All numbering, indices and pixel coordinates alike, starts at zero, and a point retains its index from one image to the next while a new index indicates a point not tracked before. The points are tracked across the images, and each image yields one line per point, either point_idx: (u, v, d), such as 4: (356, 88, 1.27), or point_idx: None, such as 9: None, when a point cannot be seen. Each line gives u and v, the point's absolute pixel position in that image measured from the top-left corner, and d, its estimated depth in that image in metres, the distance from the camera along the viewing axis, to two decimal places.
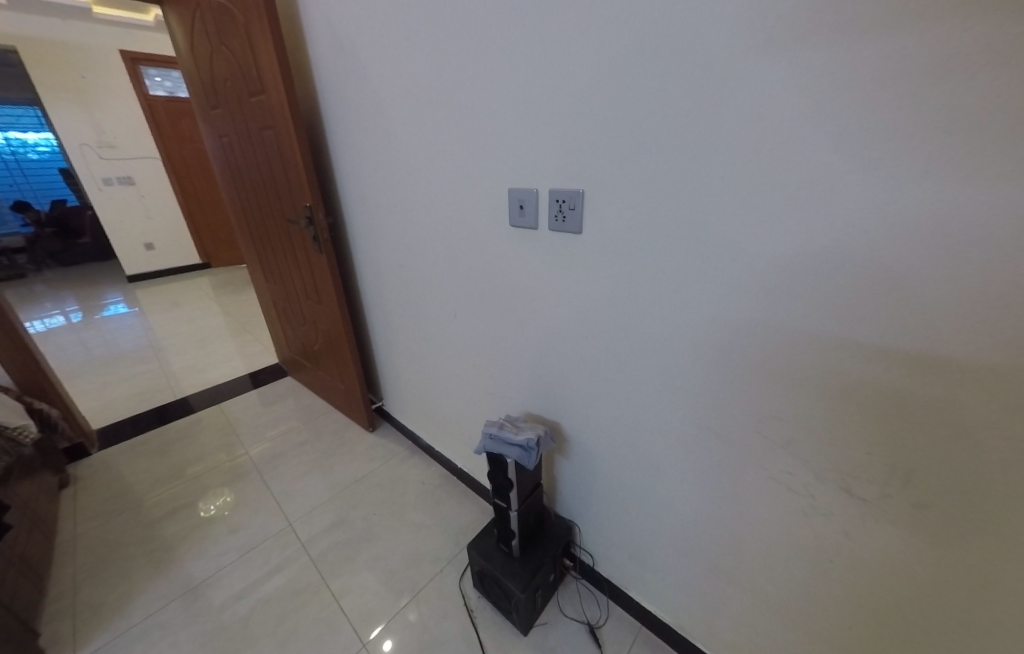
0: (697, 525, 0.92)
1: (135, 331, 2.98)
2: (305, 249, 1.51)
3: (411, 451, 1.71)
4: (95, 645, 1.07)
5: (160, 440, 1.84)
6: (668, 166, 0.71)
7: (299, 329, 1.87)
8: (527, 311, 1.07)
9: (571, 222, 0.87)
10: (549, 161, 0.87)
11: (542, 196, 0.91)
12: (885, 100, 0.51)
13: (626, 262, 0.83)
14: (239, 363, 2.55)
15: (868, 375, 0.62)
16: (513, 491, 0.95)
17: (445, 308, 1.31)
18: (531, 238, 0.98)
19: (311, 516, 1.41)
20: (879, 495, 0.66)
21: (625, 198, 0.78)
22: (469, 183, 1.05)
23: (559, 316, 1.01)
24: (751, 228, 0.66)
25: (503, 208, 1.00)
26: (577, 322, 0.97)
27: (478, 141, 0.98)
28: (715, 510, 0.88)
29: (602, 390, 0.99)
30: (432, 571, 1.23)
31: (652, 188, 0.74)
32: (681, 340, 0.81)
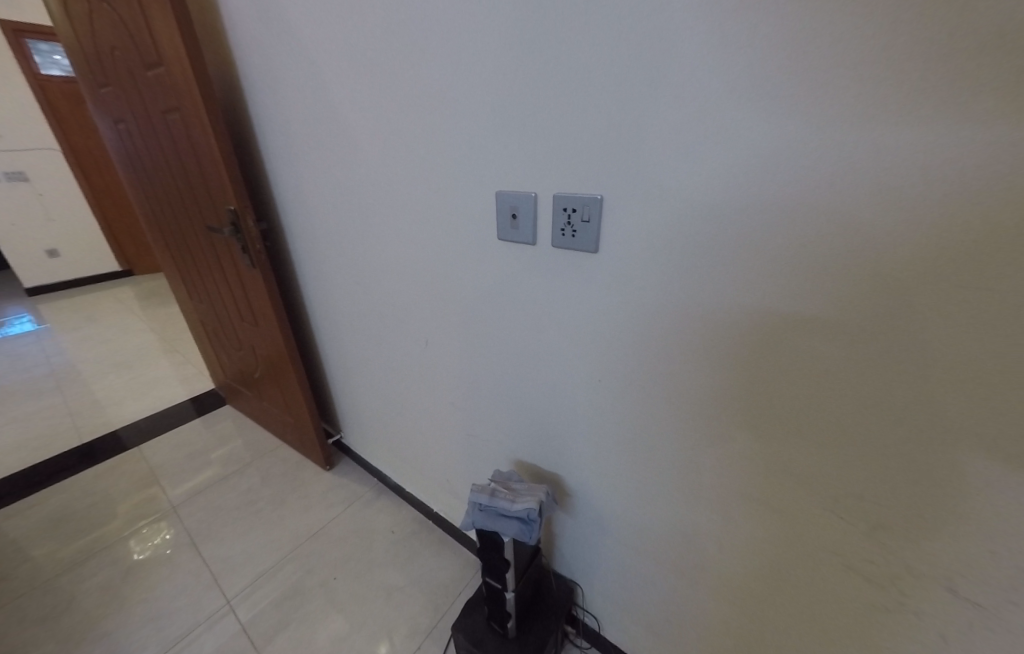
0: (711, 597, 0.79)
1: (37, 355, 2.54)
2: (232, 261, 1.24)
3: (378, 491, 1.50)
4: None
5: (60, 503, 1.53)
6: (695, 173, 0.55)
7: (235, 353, 1.59)
8: (514, 343, 0.89)
9: (584, 241, 0.68)
10: (550, 164, 0.67)
11: (544, 204, 0.71)
12: (1001, 106, 0.39)
13: (635, 293, 0.67)
14: (169, 387, 2.21)
15: (999, 475, 0.47)
16: (510, 571, 0.77)
17: (414, 336, 1.10)
18: (528, 256, 0.77)
19: (256, 588, 1.18)
20: (1001, 602, 0.51)
21: (645, 212, 0.61)
22: (434, 188, 0.84)
23: (551, 352, 0.83)
24: (800, 258, 0.52)
25: (488, 217, 0.79)
26: (573, 360, 0.81)
27: (443, 136, 0.78)
28: (737, 584, 0.75)
29: (607, 439, 0.82)
30: (409, 647, 1.03)
31: (676, 201, 0.58)
32: (706, 387, 0.66)
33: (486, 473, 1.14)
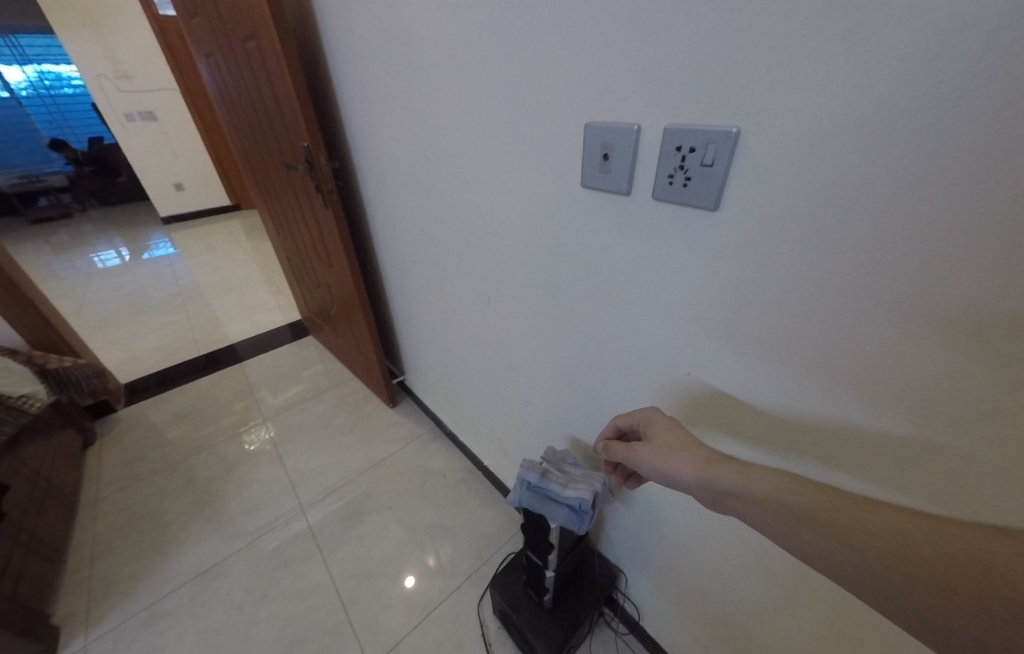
0: (779, 625, 0.68)
1: (169, 275, 2.98)
2: (308, 199, 1.27)
3: (434, 435, 1.62)
4: (106, 626, 1.10)
5: (182, 402, 1.83)
6: (856, 98, 0.39)
7: (315, 290, 1.68)
8: (579, 312, 0.79)
9: (697, 194, 0.52)
10: (655, 85, 0.51)
11: (649, 143, 0.55)
12: None
13: (734, 264, 0.53)
14: (267, 313, 2.47)
15: None
16: (552, 554, 0.75)
17: (477, 292, 1.04)
18: (618, 211, 0.62)
19: (324, 501, 1.38)
20: None
21: (777, 153, 0.45)
22: (498, 125, 0.74)
23: (615, 325, 0.73)
24: (1007, 227, 0.35)
25: (569, 159, 0.65)
26: (647, 337, 0.69)
27: (512, 62, 0.66)
28: (818, 619, 0.62)
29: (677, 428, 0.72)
30: (450, 587, 1.15)
31: (822, 139, 0.42)
32: (816, 391, 0.52)
33: (536, 436, 1.11)
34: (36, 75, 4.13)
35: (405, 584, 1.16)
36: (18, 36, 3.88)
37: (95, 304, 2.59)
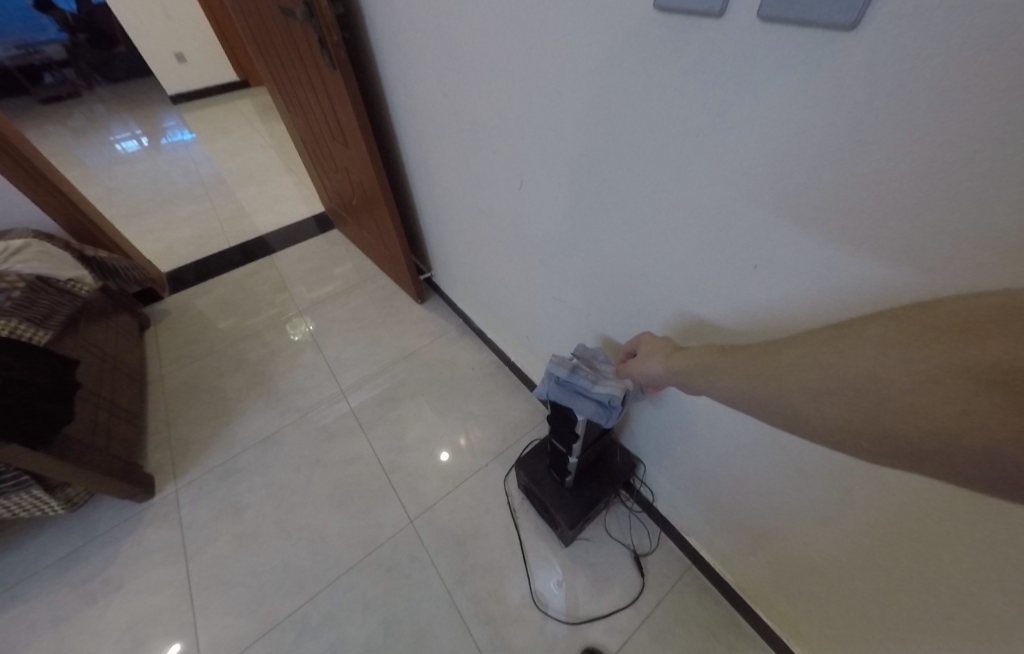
0: (837, 530, 0.69)
1: (188, 162, 2.89)
2: (316, 62, 1.11)
3: (462, 331, 1.64)
4: (190, 475, 1.29)
5: (222, 291, 1.90)
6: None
7: (335, 176, 1.58)
8: (630, 194, 0.69)
9: (825, 8, 0.39)
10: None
11: None
12: None
13: (862, 113, 0.41)
14: (291, 204, 2.41)
15: None
16: (577, 443, 0.78)
17: (508, 176, 0.94)
18: (698, 53, 0.50)
19: (363, 386, 1.48)
20: None
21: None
22: None
23: (673, 211, 0.64)
24: None
25: None
26: (713, 221, 0.60)
27: None
28: (881, 523, 0.61)
29: (731, 325, 0.67)
30: (479, 463, 1.27)
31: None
32: (932, 278, 0.44)
33: (566, 334, 1.10)
34: None
35: (440, 457, 1.28)
36: None
37: (123, 192, 2.58)
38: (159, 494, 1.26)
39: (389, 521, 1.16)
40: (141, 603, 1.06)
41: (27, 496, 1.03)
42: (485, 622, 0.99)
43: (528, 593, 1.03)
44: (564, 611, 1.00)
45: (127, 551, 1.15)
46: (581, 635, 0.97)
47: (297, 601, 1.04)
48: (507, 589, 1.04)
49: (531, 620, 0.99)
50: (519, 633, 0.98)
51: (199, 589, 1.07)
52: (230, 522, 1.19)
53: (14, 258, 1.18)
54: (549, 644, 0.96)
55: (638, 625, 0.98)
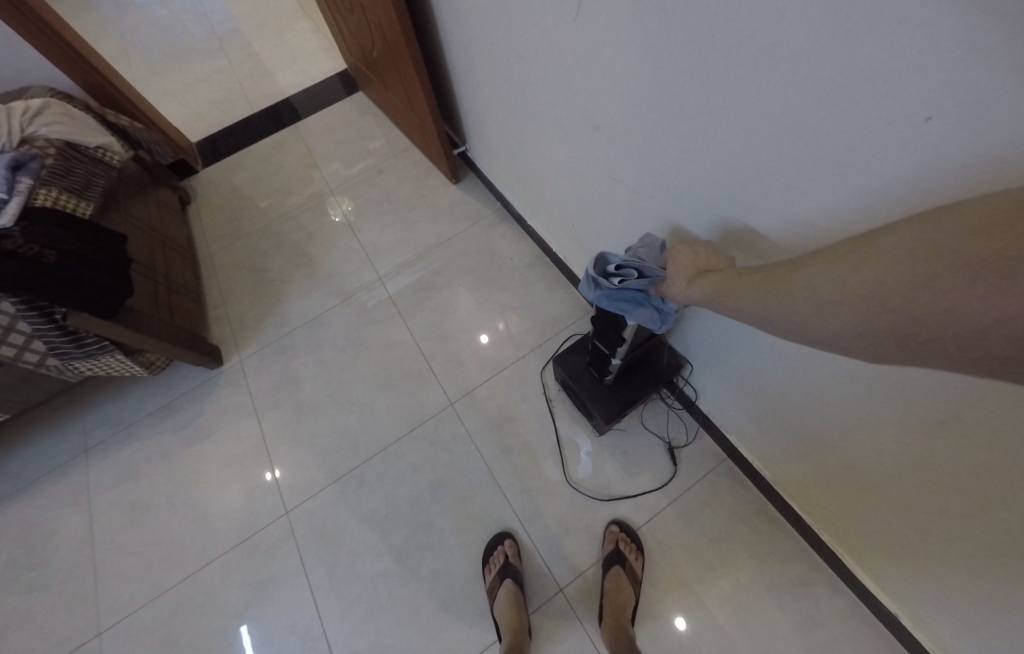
0: (906, 453, 0.64)
1: (198, 4, 2.55)
2: None
3: (501, 217, 1.52)
4: (250, 349, 1.40)
5: (254, 165, 1.82)
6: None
7: (353, 21, 1.34)
8: (723, 25, 0.50)
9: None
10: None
11: None
12: None
13: None
14: (313, 59, 2.13)
15: None
16: (623, 347, 0.76)
17: (561, 12, 0.72)
18: None
19: (400, 272, 1.46)
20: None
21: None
22: None
23: (781, 54, 0.46)
24: None
25: None
26: (841, 70, 0.42)
27: None
28: (972, 459, 0.55)
29: (840, 219, 0.53)
30: (516, 355, 1.28)
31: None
32: None
33: (620, 226, 0.97)
34: None
35: (480, 344, 1.30)
36: None
37: (139, 45, 2.37)
38: (226, 364, 1.39)
39: (432, 402, 1.24)
40: (229, 449, 1.24)
41: (113, 358, 1.16)
42: (521, 492, 1.10)
43: (561, 471, 1.12)
44: (595, 489, 1.09)
45: (209, 409, 1.32)
46: (609, 509, 1.07)
47: (354, 460, 1.19)
48: (542, 466, 1.13)
49: (563, 493, 1.09)
50: (552, 503, 1.09)
51: (273, 444, 1.24)
52: (291, 391, 1.31)
53: (38, 120, 1.13)
54: (579, 513, 1.07)
55: (665, 505, 1.06)
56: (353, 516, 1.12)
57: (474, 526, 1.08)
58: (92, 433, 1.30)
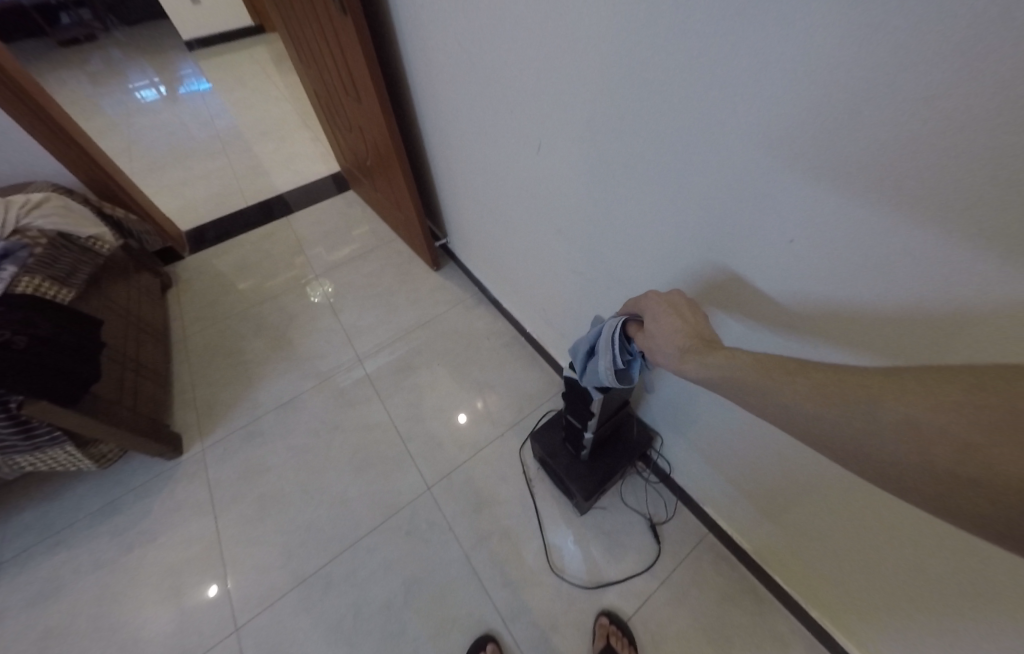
0: (933, 576, 0.62)
1: (205, 113, 2.83)
2: (326, 8, 1.04)
3: (478, 299, 1.62)
4: (215, 436, 1.34)
5: (241, 252, 1.90)
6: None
7: (347, 134, 1.53)
8: (668, 147, 0.61)
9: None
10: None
11: None
12: None
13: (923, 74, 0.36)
14: (307, 161, 2.35)
15: None
16: (593, 419, 0.84)
17: (526, 138, 0.87)
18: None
19: (378, 353, 1.49)
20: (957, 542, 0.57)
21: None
22: None
23: (717, 166, 0.57)
24: None
25: None
26: (750, 185, 0.55)
27: None
28: (1010, 594, 0.54)
29: (772, 294, 0.62)
30: (494, 434, 1.27)
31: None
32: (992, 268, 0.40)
33: (587, 310, 1.06)
34: None
35: (458, 423, 1.30)
36: None
37: (142, 145, 2.56)
38: (186, 454, 1.31)
39: (406, 487, 1.19)
40: (178, 551, 1.13)
41: (62, 451, 1.08)
42: (502, 585, 1.03)
43: (544, 557, 1.06)
44: (583, 577, 1.03)
45: (160, 505, 1.22)
46: (597, 599, 1.00)
47: (320, 558, 1.09)
48: (523, 554, 1.06)
49: (547, 583, 1.02)
50: (536, 596, 1.01)
51: (230, 543, 1.13)
52: (255, 481, 1.24)
53: (35, 212, 1.19)
54: (565, 606, 0.99)
55: (655, 589, 1.00)
56: (313, 625, 1.00)
57: (451, 631, 0.98)
58: (19, 538, 1.16)
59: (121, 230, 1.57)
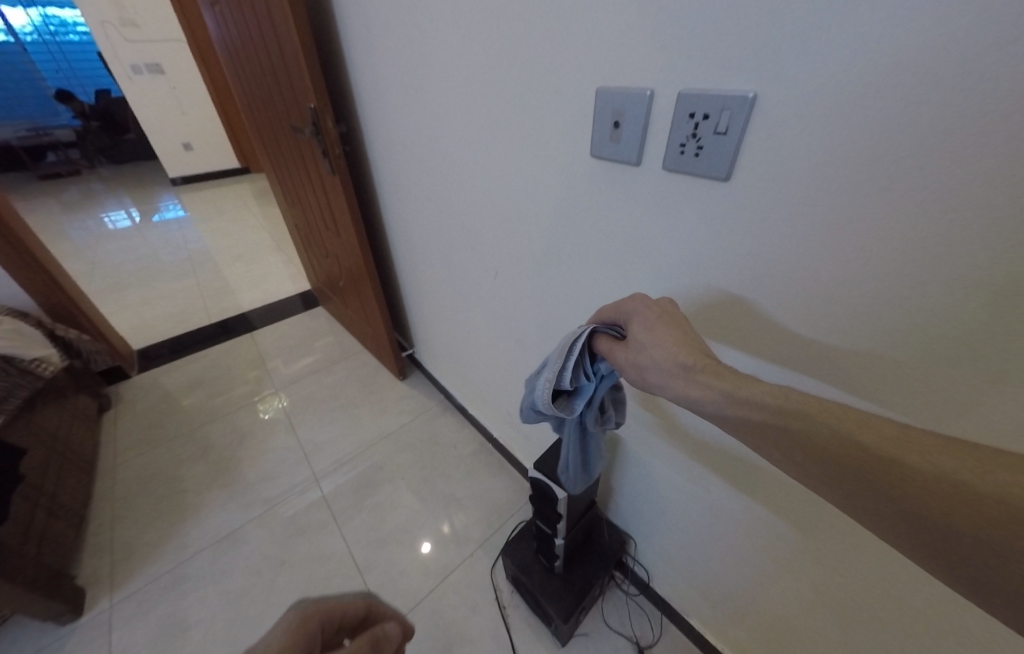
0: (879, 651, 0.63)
1: (178, 238, 2.97)
2: (314, 164, 1.24)
3: (444, 407, 1.63)
4: (130, 586, 1.14)
5: (195, 369, 1.85)
6: (902, 25, 0.36)
7: (321, 260, 1.68)
8: (593, 279, 0.75)
9: (713, 162, 0.51)
10: (681, 36, 0.48)
11: (662, 109, 0.53)
12: None
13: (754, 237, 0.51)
14: (278, 280, 2.47)
15: None
16: (562, 522, 0.89)
17: (484, 266, 1.01)
18: (628, 183, 0.61)
19: (337, 470, 1.41)
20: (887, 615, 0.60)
21: (805, 103, 0.43)
22: (501, 94, 0.71)
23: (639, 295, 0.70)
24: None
25: (581, 127, 0.63)
26: None
27: (519, 21, 0.62)
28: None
29: None
30: (462, 556, 1.18)
31: (853, 89, 0.40)
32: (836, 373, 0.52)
33: None
34: (39, 19, 4.12)
35: (421, 550, 1.19)
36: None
37: (106, 267, 2.60)
38: (88, 613, 1.09)
39: None
40: None
41: None
42: None
43: None
44: None
45: None
46: None
47: None
48: None
49: None
50: None
51: None
52: (173, 644, 1.04)
53: None
54: None
55: None
56: None
57: None
58: None
59: (69, 350, 1.51)
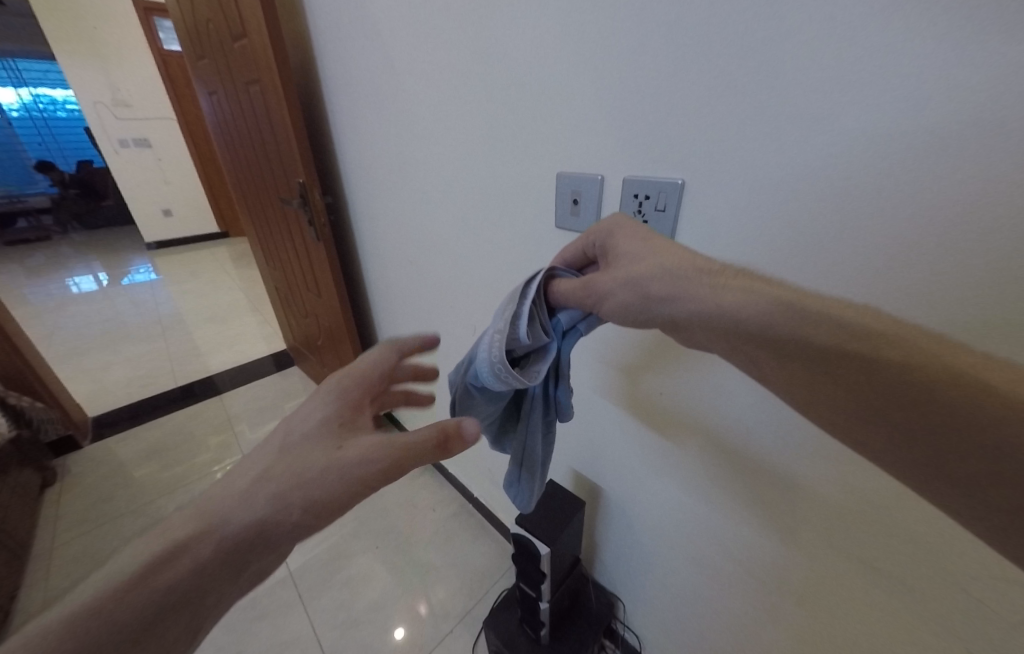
0: None
1: (149, 301, 2.93)
2: (300, 232, 1.31)
3: (422, 467, 1.59)
4: None
5: (156, 436, 1.76)
6: (783, 136, 0.46)
7: (300, 320, 1.70)
8: None
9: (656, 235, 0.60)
10: (621, 135, 0.59)
11: (611, 190, 0.63)
12: None
13: None
14: (251, 342, 2.44)
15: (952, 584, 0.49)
16: (546, 583, 0.87)
17: (461, 324, 1.07)
18: None
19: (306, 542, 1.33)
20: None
21: (720, 191, 0.52)
22: (475, 174, 0.81)
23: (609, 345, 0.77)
24: (898, 284, 0.43)
25: (545, 203, 0.72)
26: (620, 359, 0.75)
27: (489, 119, 0.73)
28: None
29: (660, 442, 0.76)
30: (441, 631, 1.10)
31: (756, 182, 0.49)
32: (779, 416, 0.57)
33: None
34: (31, 98, 4.30)
35: (394, 637, 1.10)
36: (16, 61, 4.07)
37: (68, 331, 2.51)
38: None
39: None
40: None
41: None
42: None
43: None
44: None
45: None
46: None
47: None
48: None
49: None
50: None
51: None
52: None
53: None
54: None
55: None
56: None
57: None
58: None
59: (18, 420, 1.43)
